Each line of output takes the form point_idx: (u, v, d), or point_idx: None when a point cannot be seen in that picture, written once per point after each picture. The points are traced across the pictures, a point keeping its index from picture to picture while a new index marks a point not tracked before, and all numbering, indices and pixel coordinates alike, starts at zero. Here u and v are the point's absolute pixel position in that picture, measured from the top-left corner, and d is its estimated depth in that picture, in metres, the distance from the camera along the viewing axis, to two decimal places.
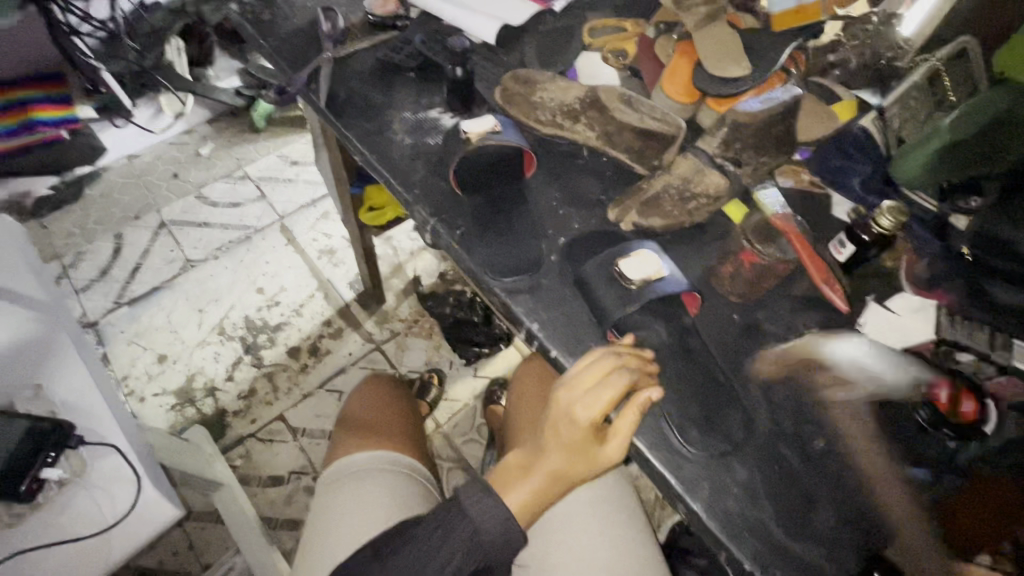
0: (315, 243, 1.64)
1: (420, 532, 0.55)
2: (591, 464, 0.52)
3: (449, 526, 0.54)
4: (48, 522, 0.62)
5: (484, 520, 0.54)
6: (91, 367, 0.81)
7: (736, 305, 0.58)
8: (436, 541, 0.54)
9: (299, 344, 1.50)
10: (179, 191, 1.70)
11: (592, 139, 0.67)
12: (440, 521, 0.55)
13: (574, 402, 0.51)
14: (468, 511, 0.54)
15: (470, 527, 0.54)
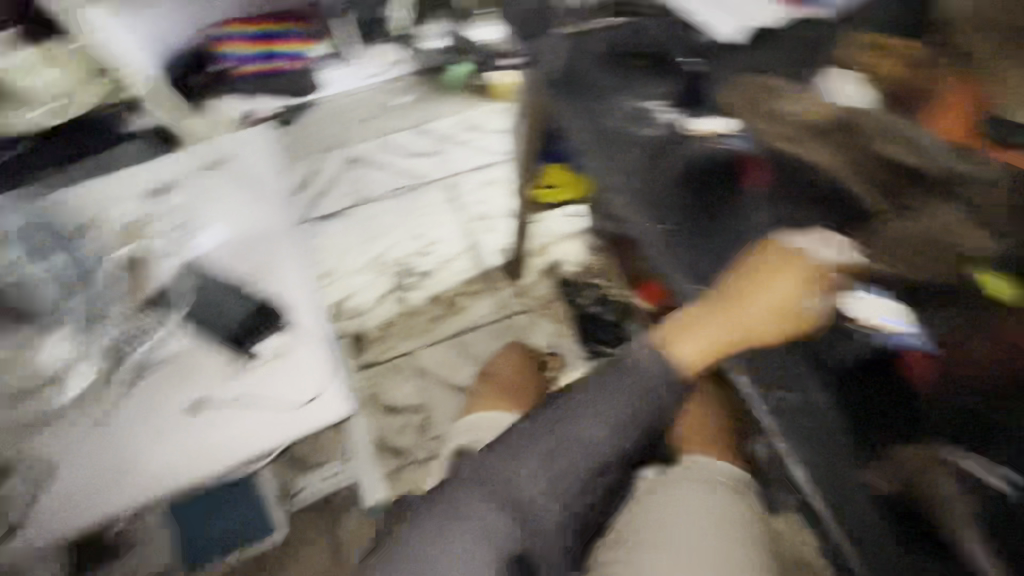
0: (476, 206, 1.75)
1: (584, 390, 0.63)
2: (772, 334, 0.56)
3: (618, 381, 0.62)
4: (247, 387, 0.69)
5: (646, 378, 0.62)
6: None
7: (962, 389, 0.51)
8: (601, 399, 0.62)
9: (441, 294, 1.63)
10: (372, 132, 1.89)
11: (832, 164, 0.61)
12: (607, 381, 0.63)
13: (766, 274, 0.57)
14: (632, 370, 0.62)
15: (635, 381, 0.62)
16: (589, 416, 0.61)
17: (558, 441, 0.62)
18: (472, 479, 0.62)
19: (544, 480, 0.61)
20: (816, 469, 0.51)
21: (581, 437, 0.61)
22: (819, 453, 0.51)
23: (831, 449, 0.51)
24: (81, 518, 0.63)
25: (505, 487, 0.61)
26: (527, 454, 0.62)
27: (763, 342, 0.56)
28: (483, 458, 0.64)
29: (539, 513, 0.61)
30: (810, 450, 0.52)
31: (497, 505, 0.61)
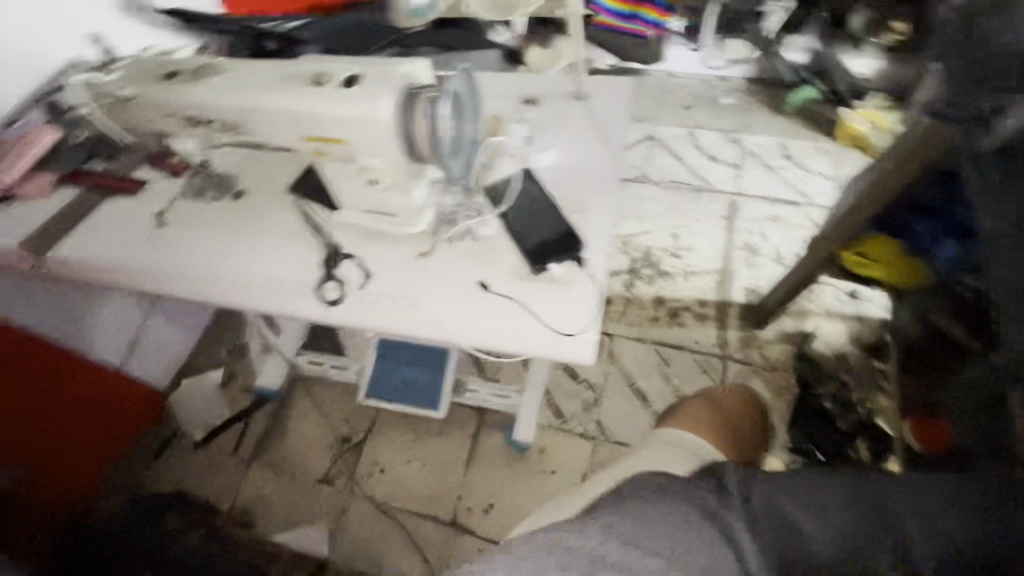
0: (748, 234, 1.60)
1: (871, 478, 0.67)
2: None
3: (910, 485, 0.65)
4: (524, 291, 0.72)
5: (935, 498, 0.64)
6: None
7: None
8: (881, 493, 0.65)
9: (668, 300, 1.54)
10: (681, 119, 1.82)
11: None
12: (891, 485, 0.66)
13: None
14: (912, 492, 0.64)
15: (925, 495, 0.64)
16: (868, 498, 0.65)
17: (839, 501, 0.65)
18: (733, 495, 0.67)
19: (821, 531, 0.63)
20: None
21: (859, 515, 0.63)
22: None
23: None
24: (366, 319, 0.75)
25: (775, 518, 0.64)
26: (806, 499, 0.66)
27: None
28: (749, 478, 0.69)
29: (806, 557, 0.62)
30: None
31: (752, 528, 0.64)
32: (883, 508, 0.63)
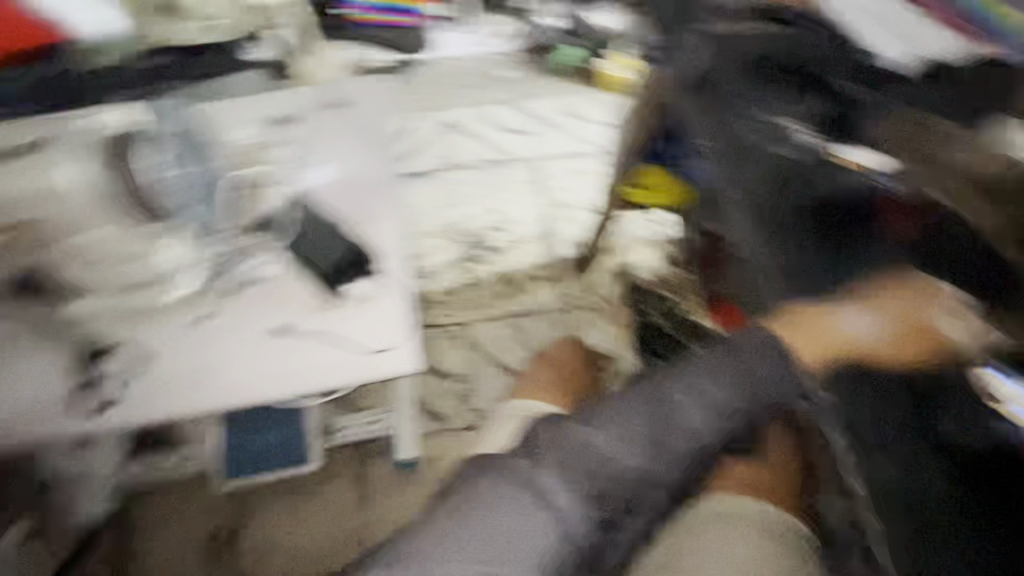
0: (560, 193, 1.72)
1: (690, 369, 0.58)
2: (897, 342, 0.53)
3: (727, 363, 0.57)
4: (333, 322, 0.71)
5: (760, 367, 0.56)
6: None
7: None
8: (713, 374, 0.57)
9: (508, 272, 1.60)
10: (469, 99, 1.85)
11: (993, 227, 0.52)
12: (717, 361, 0.58)
13: (917, 303, 0.54)
14: (742, 346, 0.57)
15: (748, 370, 0.57)
16: (698, 387, 0.57)
17: (655, 417, 0.56)
18: (545, 452, 0.54)
19: (637, 459, 0.54)
20: (907, 545, 0.45)
21: (704, 408, 0.56)
22: (910, 533, 0.45)
23: (934, 538, 0.45)
24: (158, 407, 0.66)
25: (602, 456, 0.54)
26: (614, 426, 0.55)
27: (877, 349, 0.54)
28: (566, 427, 0.55)
29: (636, 487, 0.53)
30: (903, 527, 0.46)
31: (584, 476, 0.53)
32: (707, 404, 0.56)
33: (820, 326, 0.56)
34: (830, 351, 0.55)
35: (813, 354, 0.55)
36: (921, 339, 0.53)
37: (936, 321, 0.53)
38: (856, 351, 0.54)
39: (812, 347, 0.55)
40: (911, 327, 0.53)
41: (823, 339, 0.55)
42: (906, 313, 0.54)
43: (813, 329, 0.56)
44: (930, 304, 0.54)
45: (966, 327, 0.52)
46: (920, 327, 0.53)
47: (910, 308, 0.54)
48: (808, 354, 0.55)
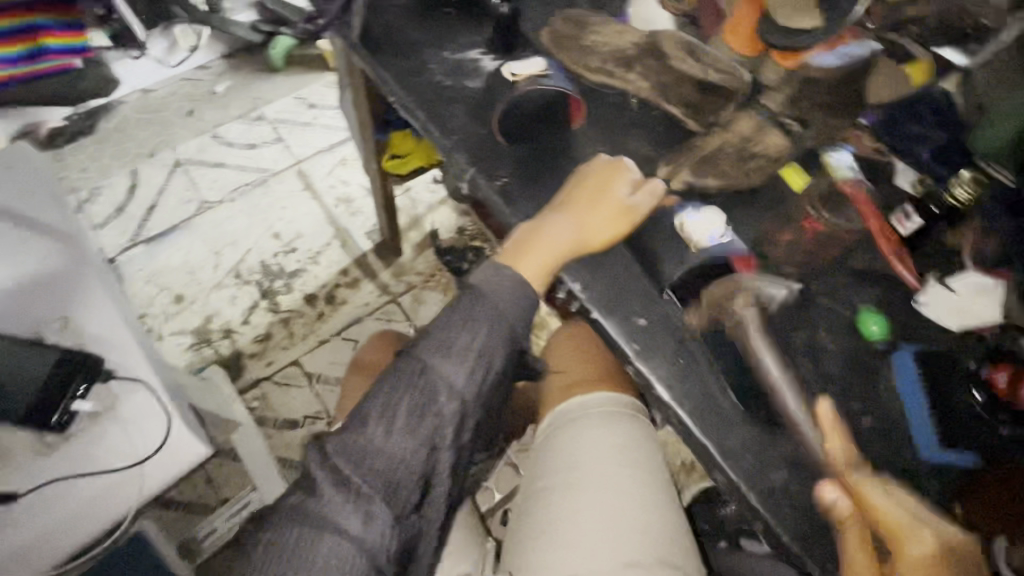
0: (333, 190, 1.57)
1: (439, 318, 0.49)
2: (601, 228, 0.53)
3: (473, 303, 0.49)
4: (83, 452, 0.63)
5: (506, 294, 0.50)
6: (123, 313, 0.81)
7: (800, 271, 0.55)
8: (464, 316, 0.48)
9: (315, 291, 1.45)
10: (194, 130, 1.64)
11: (646, 90, 0.63)
12: (466, 302, 0.49)
13: (606, 185, 0.55)
14: (486, 287, 0.49)
15: (496, 304, 0.49)
16: (452, 342, 0.47)
17: (413, 399, 0.46)
18: (326, 465, 0.44)
19: (407, 454, 0.45)
20: (681, 384, 0.50)
21: (468, 362, 0.47)
22: (680, 374, 0.51)
23: (694, 368, 0.51)
24: None
25: (368, 469, 0.45)
26: (384, 415, 0.46)
27: (588, 243, 0.54)
28: (342, 434, 0.46)
29: (413, 483, 0.45)
30: (673, 372, 0.51)
31: (355, 501, 0.44)
32: (466, 356, 0.47)
33: (534, 240, 0.52)
34: (552, 262, 0.52)
35: (540, 268, 0.52)
36: (619, 219, 0.54)
37: (622, 195, 0.55)
38: (571, 249, 0.53)
39: (536, 263, 0.51)
40: (608, 208, 0.54)
41: (541, 249, 0.52)
42: (598, 195, 0.55)
43: (530, 246, 0.52)
44: (616, 183, 0.55)
45: (646, 190, 0.55)
46: (613, 204, 0.54)
47: (600, 190, 0.55)
48: (533, 271, 0.51)
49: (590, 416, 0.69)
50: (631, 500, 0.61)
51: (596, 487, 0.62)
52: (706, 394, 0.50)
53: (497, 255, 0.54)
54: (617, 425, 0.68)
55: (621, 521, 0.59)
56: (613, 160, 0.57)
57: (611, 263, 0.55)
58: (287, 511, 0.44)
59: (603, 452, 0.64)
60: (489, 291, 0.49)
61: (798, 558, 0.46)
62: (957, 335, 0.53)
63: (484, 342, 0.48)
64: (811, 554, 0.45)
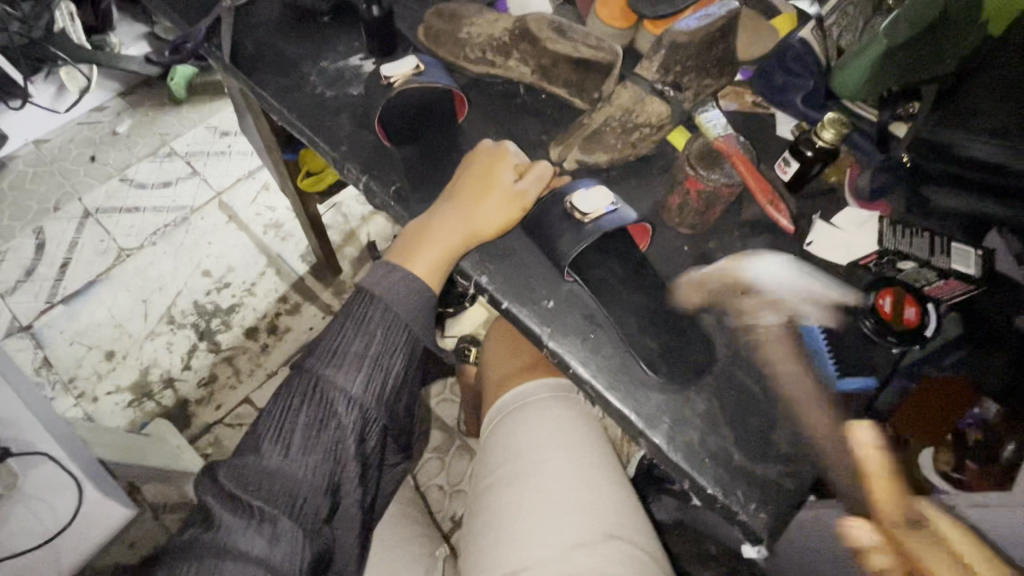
0: (259, 217, 1.47)
1: (328, 333, 0.53)
2: (489, 218, 0.54)
3: (362, 314, 0.53)
4: None
5: (397, 301, 0.53)
6: (24, 392, 0.69)
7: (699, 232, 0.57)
8: (354, 328, 0.53)
9: (256, 324, 1.36)
10: (100, 175, 1.50)
11: (528, 74, 0.63)
12: (354, 314, 0.53)
13: (492, 174, 0.55)
14: (378, 292, 0.53)
15: (385, 311, 0.53)
16: (344, 355, 0.52)
17: (311, 415, 0.50)
18: (225, 491, 0.48)
19: (308, 469, 0.50)
20: (596, 359, 0.51)
21: (362, 374, 0.52)
22: (593, 351, 0.52)
23: (605, 344, 0.52)
24: None
25: (269, 488, 0.48)
26: (281, 433, 0.50)
27: (478, 234, 0.54)
28: (241, 459, 0.49)
29: (320, 494, 0.50)
30: (586, 350, 0.52)
31: (258, 523, 0.47)
32: (360, 367, 0.52)
33: (425, 237, 0.54)
34: (442, 258, 0.54)
35: (432, 265, 0.54)
36: (507, 207, 0.54)
37: (509, 184, 0.55)
38: (464, 243, 0.54)
39: (428, 259, 0.54)
40: (495, 197, 0.54)
41: (430, 248, 0.54)
42: (485, 184, 0.55)
43: (421, 244, 0.54)
44: (502, 170, 0.56)
45: (532, 174, 0.56)
46: (500, 193, 0.55)
47: (489, 180, 0.55)
48: (425, 270, 0.54)
49: (527, 403, 0.71)
50: (562, 474, 0.63)
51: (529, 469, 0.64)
52: (620, 366, 0.51)
53: (392, 253, 0.56)
54: (551, 411, 0.70)
55: (549, 497, 0.61)
56: (498, 147, 0.57)
57: (515, 250, 0.56)
58: (186, 544, 0.47)
59: (539, 439, 0.66)
60: (381, 301, 0.53)
61: (723, 506, 0.47)
62: (846, 268, 0.57)
63: (372, 353, 0.52)
64: (731, 498, 0.47)
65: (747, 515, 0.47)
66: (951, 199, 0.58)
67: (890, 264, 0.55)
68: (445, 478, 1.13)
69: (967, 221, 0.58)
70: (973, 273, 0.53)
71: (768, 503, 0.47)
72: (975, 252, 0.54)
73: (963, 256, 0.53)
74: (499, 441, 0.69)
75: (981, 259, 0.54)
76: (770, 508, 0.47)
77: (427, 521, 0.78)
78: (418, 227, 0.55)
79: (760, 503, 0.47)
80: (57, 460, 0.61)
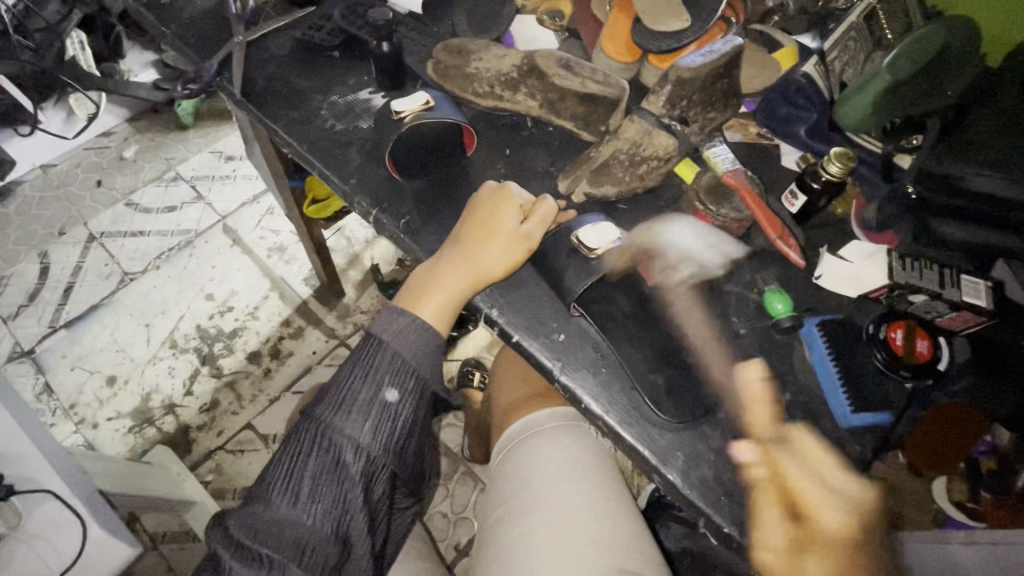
0: (263, 241, 1.47)
1: (335, 381, 0.53)
2: (494, 264, 0.54)
3: (369, 360, 0.53)
4: None
5: (404, 344, 0.54)
6: (31, 427, 0.69)
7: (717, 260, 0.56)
8: (362, 375, 0.52)
9: (259, 349, 1.35)
10: (105, 201, 1.51)
11: (536, 108, 0.64)
12: (362, 360, 0.53)
13: (497, 218, 0.55)
14: (386, 337, 0.53)
15: (393, 356, 0.53)
16: (352, 403, 0.52)
17: (318, 463, 0.50)
18: (235, 539, 0.48)
19: (316, 517, 0.49)
20: (607, 395, 0.51)
21: (369, 422, 0.52)
22: (606, 388, 0.51)
23: (616, 379, 0.52)
24: None
25: (277, 537, 0.48)
26: (288, 482, 0.50)
27: (483, 280, 0.54)
28: (252, 506, 0.49)
29: (327, 543, 0.50)
30: (599, 386, 0.51)
31: (267, 570, 0.47)
32: (367, 415, 0.52)
33: (432, 280, 0.54)
34: (447, 305, 0.54)
35: (441, 309, 0.54)
36: (513, 253, 0.54)
37: (513, 224, 0.55)
38: (469, 286, 0.54)
39: (437, 304, 0.54)
40: (501, 242, 0.54)
41: (436, 294, 0.54)
42: (490, 229, 0.54)
43: (428, 289, 0.54)
44: (506, 214, 0.55)
45: (537, 217, 0.56)
46: (506, 238, 0.54)
47: (495, 220, 0.55)
48: (433, 315, 0.54)
49: (535, 433, 0.70)
50: (571, 510, 0.62)
51: (538, 506, 0.62)
52: (631, 404, 0.51)
53: (400, 296, 0.56)
54: (562, 440, 0.69)
55: (560, 532, 0.59)
56: (503, 188, 0.57)
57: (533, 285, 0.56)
58: None
59: (548, 469, 0.65)
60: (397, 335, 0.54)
61: (740, 545, 0.46)
62: (855, 300, 0.56)
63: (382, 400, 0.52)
64: (748, 536, 0.46)
65: None
66: (956, 229, 0.58)
67: (901, 297, 0.54)
68: (450, 505, 1.12)
69: (977, 252, 0.57)
70: (983, 305, 0.52)
71: None
72: (984, 284, 0.53)
73: (973, 289, 0.53)
74: (508, 472, 0.68)
75: (991, 292, 0.53)
76: None
77: (432, 554, 0.76)
78: (428, 268, 0.56)
79: None
80: (58, 495, 0.60)
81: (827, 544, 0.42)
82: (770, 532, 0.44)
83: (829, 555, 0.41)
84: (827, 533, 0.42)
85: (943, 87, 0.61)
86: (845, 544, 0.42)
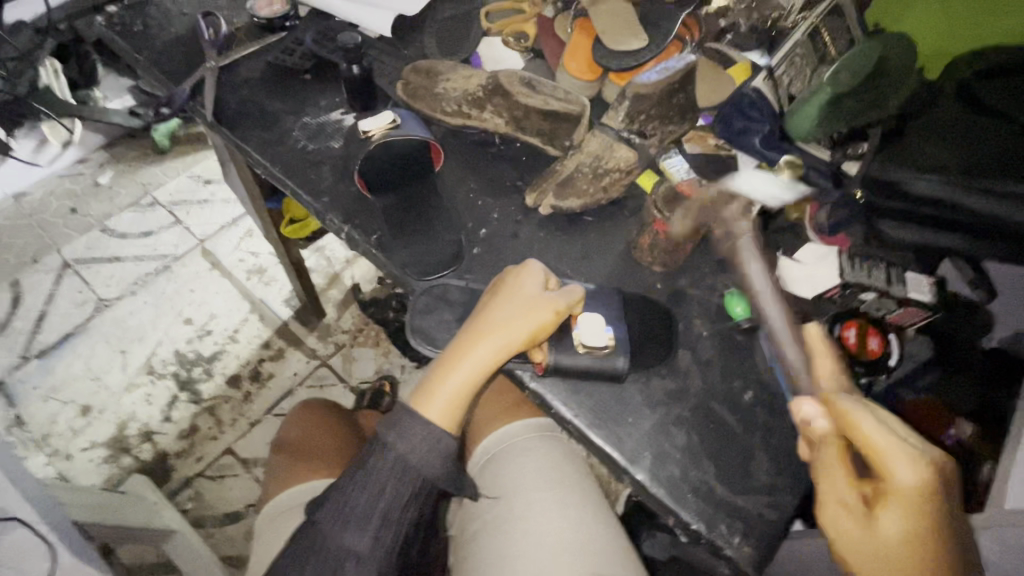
0: (242, 263, 1.47)
1: (339, 487, 0.52)
2: (522, 306, 0.51)
3: (372, 467, 0.51)
4: None
5: (414, 462, 0.51)
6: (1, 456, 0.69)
7: (678, 267, 0.60)
8: (363, 482, 0.51)
9: (238, 372, 1.34)
10: (80, 227, 1.50)
11: (502, 125, 0.66)
12: (364, 468, 0.51)
13: (520, 282, 0.53)
14: (394, 444, 0.51)
15: (395, 460, 0.51)
16: (351, 514, 0.51)
17: (317, 569, 0.50)
18: None
19: None
20: (576, 401, 0.52)
21: (368, 533, 0.51)
22: (572, 397, 0.53)
23: (583, 385, 0.53)
24: None
25: None
26: None
27: (515, 326, 0.50)
28: None
29: None
30: (567, 396, 0.53)
31: None
32: (366, 526, 0.51)
33: (446, 376, 0.51)
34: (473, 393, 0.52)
35: (459, 392, 0.51)
36: (545, 292, 0.53)
37: (534, 282, 0.53)
38: (502, 351, 0.50)
39: (470, 355, 0.51)
40: (527, 296, 0.52)
41: (442, 391, 0.51)
42: (511, 292, 0.53)
43: (433, 386, 0.51)
44: (528, 274, 0.54)
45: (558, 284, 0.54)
46: (528, 295, 0.52)
47: (527, 290, 0.53)
48: (440, 414, 0.51)
49: (515, 445, 0.72)
50: (558, 519, 0.63)
51: (531, 517, 0.63)
52: (597, 405, 0.52)
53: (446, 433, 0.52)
54: (538, 449, 0.71)
55: (558, 544, 0.60)
56: (515, 287, 0.53)
57: (571, 367, 0.52)
58: None
59: (529, 480, 0.67)
60: (403, 417, 0.51)
61: (707, 540, 0.48)
62: (813, 301, 0.59)
63: (416, 406, 0.51)
64: (715, 531, 0.48)
65: (731, 548, 0.48)
66: (902, 231, 0.61)
67: (853, 294, 0.58)
68: None
69: (922, 251, 0.61)
70: (928, 300, 0.56)
71: (750, 536, 0.48)
72: (927, 280, 0.57)
73: (918, 284, 0.57)
74: (489, 482, 0.69)
75: (934, 286, 0.57)
76: (753, 540, 0.48)
77: None
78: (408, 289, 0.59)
79: (743, 536, 0.48)
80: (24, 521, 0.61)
81: (899, 497, 0.41)
82: (836, 483, 0.44)
83: (904, 509, 0.41)
84: (899, 486, 0.41)
85: (886, 99, 0.66)
86: (921, 500, 0.41)
